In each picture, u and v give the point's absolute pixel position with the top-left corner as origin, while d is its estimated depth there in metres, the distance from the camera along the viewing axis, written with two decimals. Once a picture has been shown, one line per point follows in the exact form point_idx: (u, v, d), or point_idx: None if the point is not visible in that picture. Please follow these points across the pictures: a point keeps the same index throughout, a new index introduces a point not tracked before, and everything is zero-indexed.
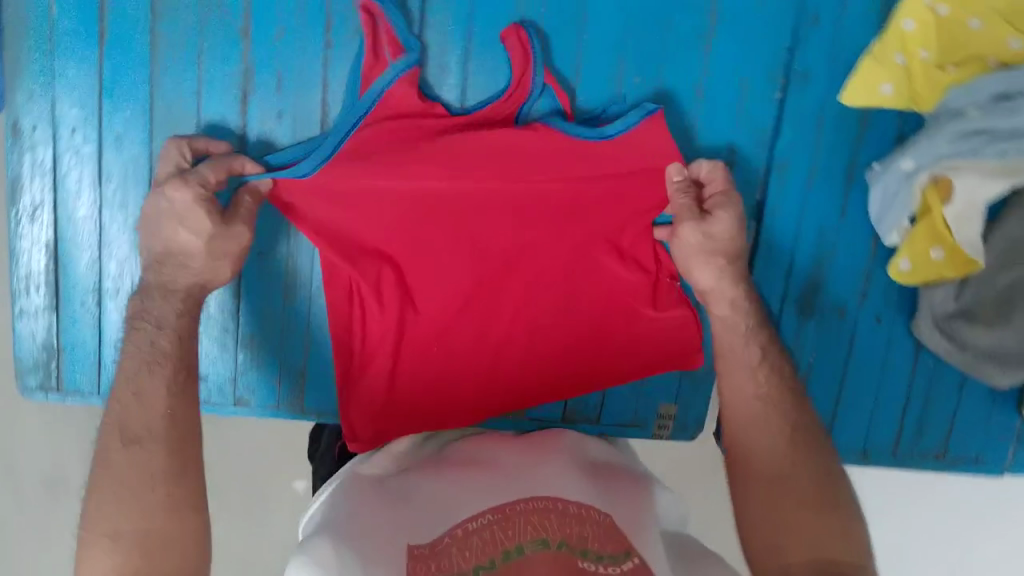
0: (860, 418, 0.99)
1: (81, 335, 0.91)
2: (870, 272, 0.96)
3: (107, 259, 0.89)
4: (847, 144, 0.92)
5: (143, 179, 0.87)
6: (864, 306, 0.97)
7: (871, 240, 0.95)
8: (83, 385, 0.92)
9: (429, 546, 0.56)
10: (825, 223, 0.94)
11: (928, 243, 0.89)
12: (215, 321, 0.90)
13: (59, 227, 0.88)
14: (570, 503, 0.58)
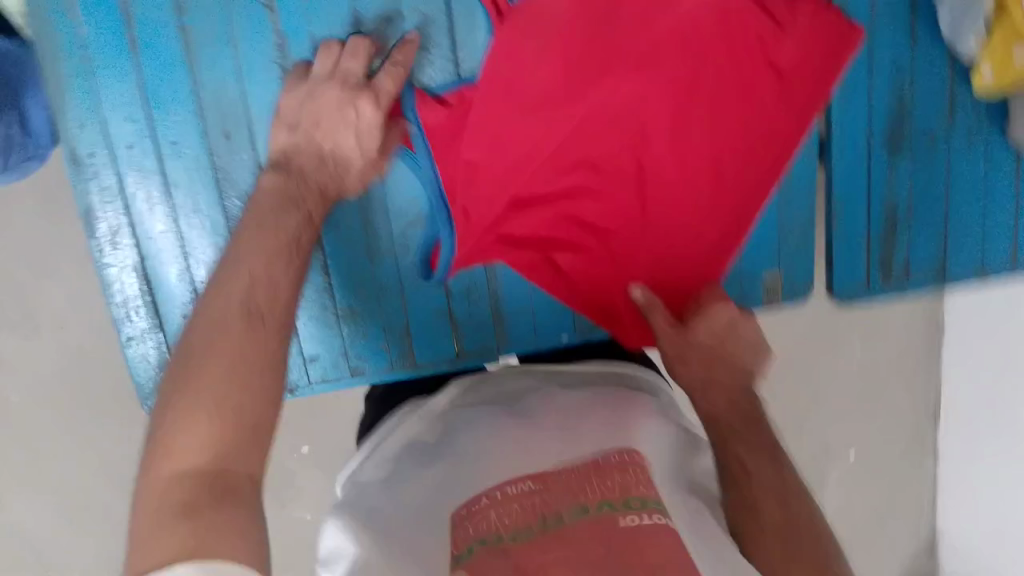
0: (972, 239, 0.92)
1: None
2: (953, 92, 0.88)
3: (194, 268, 0.88)
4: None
5: (210, 179, 0.85)
6: (954, 125, 0.88)
7: (948, 61, 0.86)
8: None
9: (468, 508, 0.55)
10: (898, 53, 0.86)
11: (1010, 42, 0.79)
12: (317, 301, 0.89)
13: (142, 247, 0.87)
14: (609, 454, 0.56)
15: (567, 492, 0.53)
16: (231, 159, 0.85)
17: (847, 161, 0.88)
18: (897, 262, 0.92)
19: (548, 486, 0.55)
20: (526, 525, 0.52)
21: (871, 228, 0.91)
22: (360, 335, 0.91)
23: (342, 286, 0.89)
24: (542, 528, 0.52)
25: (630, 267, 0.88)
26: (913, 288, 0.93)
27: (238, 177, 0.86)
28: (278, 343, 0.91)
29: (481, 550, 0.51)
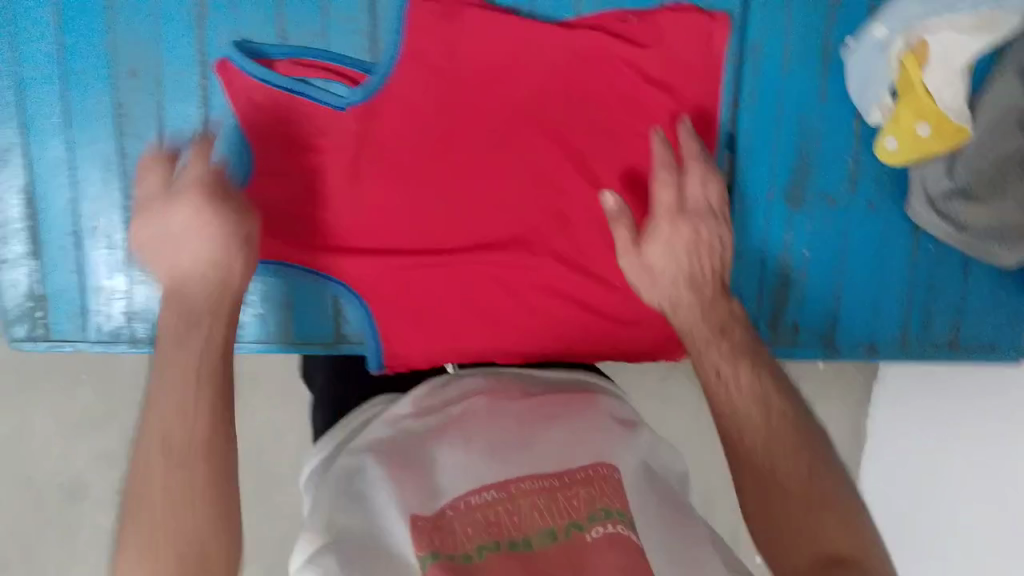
0: (863, 313, 0.80)
1: (65, 279, 0.73)
2: (858, 158, 0.78)
3: (83, 197, 0.72)
4: (820, 22, 0.75)
5: (107, 99, 0.71)
6: (856, 190, 0.78)
7: (854, 119, 0.77)
8: (70, 332, 0.73)
9: (432, 516, 0.46)
10: (807, 105, 0.77)
11: (913, 119, 0.70)
12: None
13: (35, 166, 0.71)
14: (575, 470, 0.48)
15: (534, 510, 0.46)
16: (134, 96, 0.71)
17: (748, 208, 0.78)
18: (785, 322, 0.79)
19: (512, 499, 0.47)
20: (492, 542, 0.45)
21: (763, 282, 0.79)
22: (253, 308, 0.74)
23: None
24: (511, 550, 0.45)
25: (532, 328, 0.73)
26: (801, 353, 0.80)
27: (141, 118, 0.71)
28: (143, 296, 0.73)
29: (441, 567, 0.43)
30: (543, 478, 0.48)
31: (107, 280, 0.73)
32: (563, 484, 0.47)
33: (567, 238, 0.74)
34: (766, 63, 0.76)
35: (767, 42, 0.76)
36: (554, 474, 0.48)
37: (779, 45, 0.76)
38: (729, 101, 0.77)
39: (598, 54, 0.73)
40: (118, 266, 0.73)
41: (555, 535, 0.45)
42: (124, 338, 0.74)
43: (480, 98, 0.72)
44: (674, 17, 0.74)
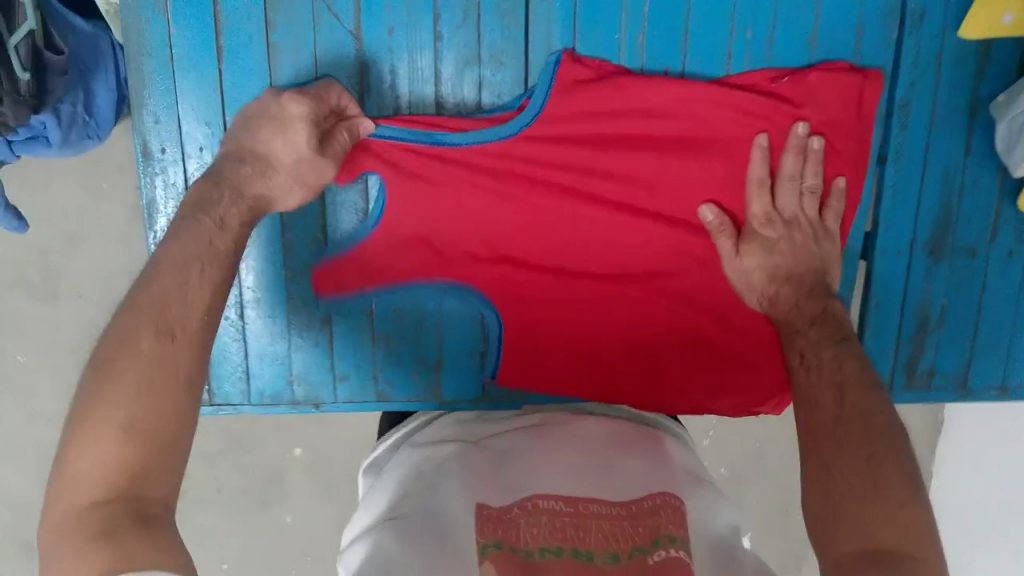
0: (998, 356, 0.82)
1: (225, 346, 0.78)
2: (999, 209, 0.79)
3: (246, 272, 0.76)
4: (968, 79, 0.77)
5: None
6: (995, 241, 0.80)
7: (997, 174, 0.79)
8: (233, 395, 0.79)
9: (498, 510, 0.50)
10: (955, 161, 0.78)
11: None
12: (352, 323, 0.77)
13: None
14: (643, 498, 0.51)
15: (601, 530, 0.49)
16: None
17: (889, 258, 0.80)
18: (921, 367, 0.82)
19: (583, 517, 0.50)
20: (555, 547, 0.48)
21: (903, 327, 0.81)
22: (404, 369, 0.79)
23: (379, 316, 0.77)
24: (573, 558, 0.47)
25: (668, 374, 0.77)
26: (934, 395, 0.83)
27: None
28: (302, 361, 0.78)
29: (498, 556, 0.47)
30: (612, 505, 0.51)
31: (269, 346, 0.78)
32: (632, 510, 0.50)
33: (707, 293, 0.76)
34: (912, 120, 0.77)
35: (914, 97, 0.76)
36: (624, 503, 0.51)
37: (925, 99, 0.77)
38: (878, 150, 0.78)
39: (757, 116, 0.74)
40: (279, 334, 0.78)
41: (618, 555, 0.47)
42: (285, 400, 0.79)
43: (635, 142, 0.75)
44: (833, 78, 0.74)
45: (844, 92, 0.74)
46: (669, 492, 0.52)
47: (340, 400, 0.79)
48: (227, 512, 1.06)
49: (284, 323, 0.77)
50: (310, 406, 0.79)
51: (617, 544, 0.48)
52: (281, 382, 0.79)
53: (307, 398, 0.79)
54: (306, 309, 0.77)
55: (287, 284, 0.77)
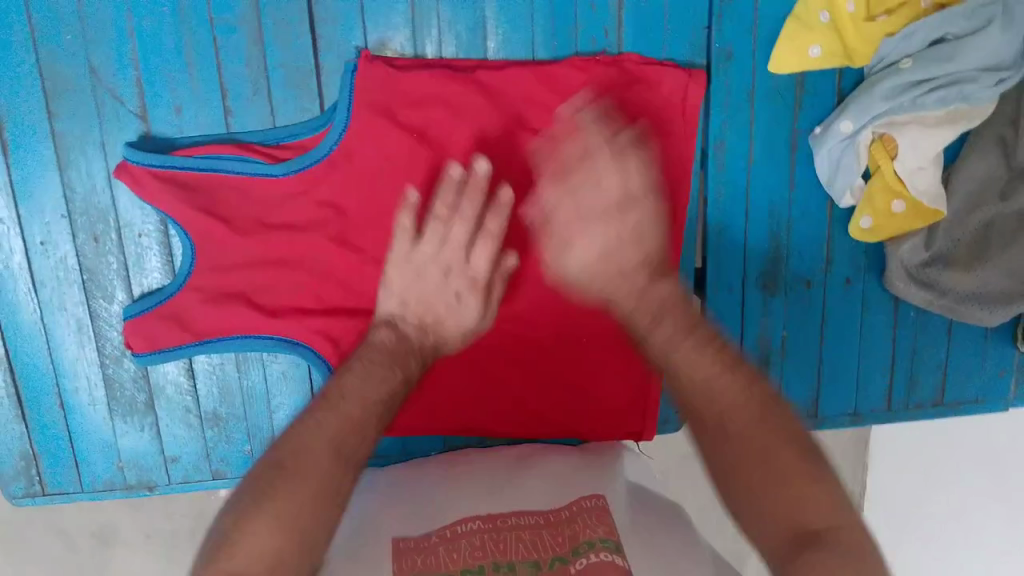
0: (845, 385, 0.79)
1: (52, 436, 0.71)
2: (830, 237, 0.75)
3: (61, 361, 0.69)
4: (785, 112, 0.71)
5: (70, 261, 0.67)
6: (833, 268, 0.75)
7: (827, 204, 0.74)
8: (66, 484, 0.72)
9: (416, 541, 0.61)
10: (779, 195, 0.72)
11: (888, 196, 0.71)
12: (179, 403, 0.71)
13: (9, 337, 0.68)
14: (564, 508, 0.64)
15: (523, 542, 0.60)
16: (97, 259, 0.67)
17: (724, 298, 0.74)
18: None
19: (499, 531, 0.62)
20: (475, 565, 0.58)
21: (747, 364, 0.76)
22: (236, 444, 0.72)
23: (204, 393, 0.71)
24: (497, 567, 0.58)
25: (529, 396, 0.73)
26: None
27: (106, 277, 0.68)
28: (130, 444, 0.71)
29: None
30: (535, 516, 0.63)
31: (94, 435, 0.71)
32: (555, 522, 0.62)
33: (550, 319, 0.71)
34: (735, 149, 0.71)
35: (756, 91, 0.70)
36: (547, 512, 0.64)
37: (763, 112, 0.70)
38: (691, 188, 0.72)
39: None
40: (103, 421, 0.71)
41: (541, 562, 0.58)
42: (119, 485, 0.72)
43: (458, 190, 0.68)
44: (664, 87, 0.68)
45: (671, 102, 0.68)
46: (584, 501, 0.64)
47: (174, 482, 0.72)
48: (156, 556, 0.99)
49: (105, 409, 0.71)
50: (143, 489, 0.72)
51: (538, 549, 0.59)
52: (112, 468, 0.72)
53: (140, 482, 0.72)
54: (126, 394, 0.70)
55: (106, 371, 0.70)
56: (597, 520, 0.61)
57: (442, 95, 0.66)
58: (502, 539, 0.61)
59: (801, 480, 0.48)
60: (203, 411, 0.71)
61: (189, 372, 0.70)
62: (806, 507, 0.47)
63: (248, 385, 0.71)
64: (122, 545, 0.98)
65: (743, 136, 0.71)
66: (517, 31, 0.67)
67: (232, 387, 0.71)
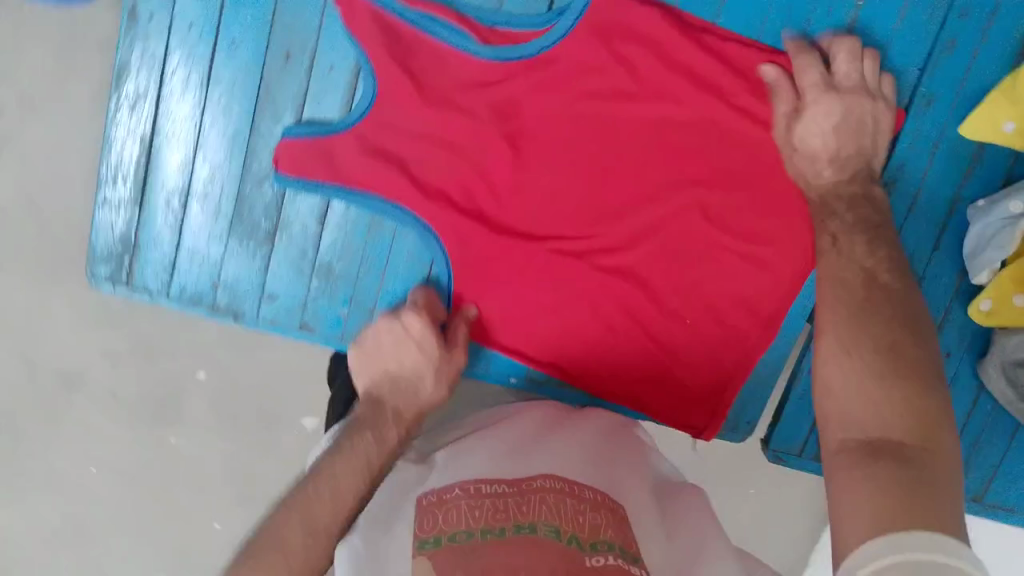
0: None
1: (155, 233, 0.92)
2: (950, 307, 0.93)
3: (200, 163, 0.91)
4: (956, 173, 0.90)
5: (250, 92, 0.90)
6: (942, 338, 0.94)
7: (957, 276, 0.93)
8: (151, 283, 0.93)
9: (440, 497, 0.65)
10: (925, 246, 0.92)
11: (1013, 288, 0.87)
12: (296, 243, 0.92)
13: (158, 121, 0.91)
14: (584, 489, 0.64)
15: (540, 504, 0.62)
16: (280, 80, 0.89)
17: None
18: None
19: (521, 493, 0.63)
20: (494, 527, 0.59)
21: None
22: (330, 297, 0.92)
23: (324, 245, 0.92)
24: (511, 528, 0.59)
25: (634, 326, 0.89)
26: None
27: (279, 100, 0.90)
28: (235, 264, 0.92)
29: (438, 543, 0.59)
30: (558, 482, 0.65)
31: (203, 246, 0.92)
32: (574, 494, 0.63)
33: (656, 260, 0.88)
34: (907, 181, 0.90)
35: (943, 143, 0.89)
36: (568, 482, 0.65)
37: (923, 165, 0.90)
38: None
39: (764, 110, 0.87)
40: (222, 239, 0.92)
41: (558, 529, 0.59)
42: (208, 302, 0.93)
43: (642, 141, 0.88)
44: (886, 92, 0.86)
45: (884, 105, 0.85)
46: (599, 492, 0.65)
47: (258, 315, 0.93)
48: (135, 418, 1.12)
49: (224, 226, 0.92)
50: (229, 312, 0.93)
51: (557, 517, 0.60)
52: (208, 286, 0.93)
53: (229, 305, 0.93)
54: (251, 218, 0.92)
55: (242, 189, 0.91)
56: (614, 520, 0.62)
57: (663, 39, 0.87)
58: (522, 501, 0.62)
59: (918, 479, 0.55)
60: (314, 258, 0.92)
61: (317, 218, 0.91)
62: (925, 408, 0.59)
63: (366, 245, 0.91)
64: (80, 398, 1.11)
65: (912, 182, 0.90)
66: (747, 11, 0.87)
67: (352, 246, 0.92)
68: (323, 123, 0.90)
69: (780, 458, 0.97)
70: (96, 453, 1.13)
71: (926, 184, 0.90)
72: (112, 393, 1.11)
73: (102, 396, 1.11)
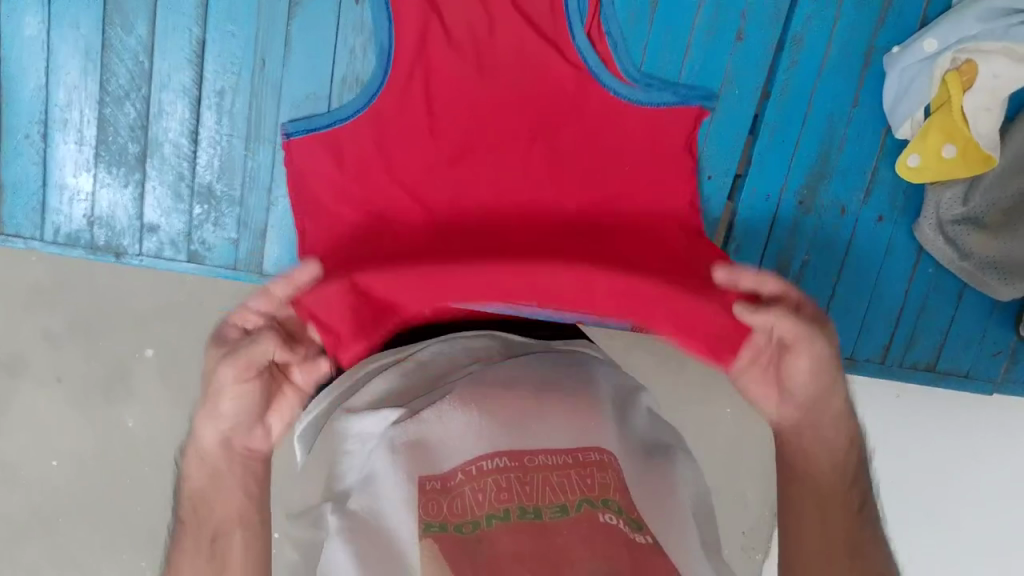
0: (855, 324, 0.96)
1: (19, 173, 0.85)
2: (877, 165, 0.93)
3: (54, 90, 0.83)
4: (869, 24, 0.88)
5: (95, 3, 0.81)
6: (870, 204, 0.94)
7: (880, 135, 0.92)
8: (25, 228, 0.86)
9: (442, 482, 0.57)
10: (841, 109, 0.91)
11: (940, 139, 0.86)
12: (171, 166, 0.87)
13: (2, 45, 0.81)
14: (586, 451, 0.59)
15: (549, 483, 0.56)
16: None
17: (759, 202, 0.93)
18: None
19: (525, 473, 0.57)
20: (500, 511, 0.54)
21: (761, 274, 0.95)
22: (221, 229, 0.89)
23: (203, 163, 0.87)
24: (520, 516, 0.54)
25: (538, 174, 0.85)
26: None
27: (129, 9, 0.81)
28: (109, 196, 0.87)
29: (447, 533, 0.52)
30: (561, 455, 0.58)
31: (72, 178, 0.86)
32: (581, 461, 0.58)
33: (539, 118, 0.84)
34: (808, 48, 0.89)
35: None
36: (570, 450, 0.59)
37: (827, 18, 0.88)
38: (761, 76, 0.89)
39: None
40: (91, 170, 0.86)
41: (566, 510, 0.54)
42: (83, 242, 0.87)
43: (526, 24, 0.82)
44: None
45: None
46: (603, 450, 0.60)
47: (141, 251, 0.88)
48: (91, 392, 1.06)
49: (93, 153, 0.85)
50: (110, 252, 0.88)
51: (564, 494, 0.55)
52: (83, 225, 0.87)
53: (109, 245, 0.88)
54: (119, 141, 0.85)
55: (103, 110, 0.84)
56: (623, 486, 0.57)
57: None
58: (522, 480, 0.57)
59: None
60: (193, 180, 0.87)
61: (190, 136, 0.86)
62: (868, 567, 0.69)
63: (256, 175, 0.88)
64: (25, 385, 1.04)
65: (823, 36, 0.88)
66: None
67: (234, 165, 0.87)
68: (186, 27, 0.83)
69: None
70: (57, 442, 1.06)
71: (833, 44, 0.89)
72: (56, 377, 1.05)
73: (51, 380, 1.05)
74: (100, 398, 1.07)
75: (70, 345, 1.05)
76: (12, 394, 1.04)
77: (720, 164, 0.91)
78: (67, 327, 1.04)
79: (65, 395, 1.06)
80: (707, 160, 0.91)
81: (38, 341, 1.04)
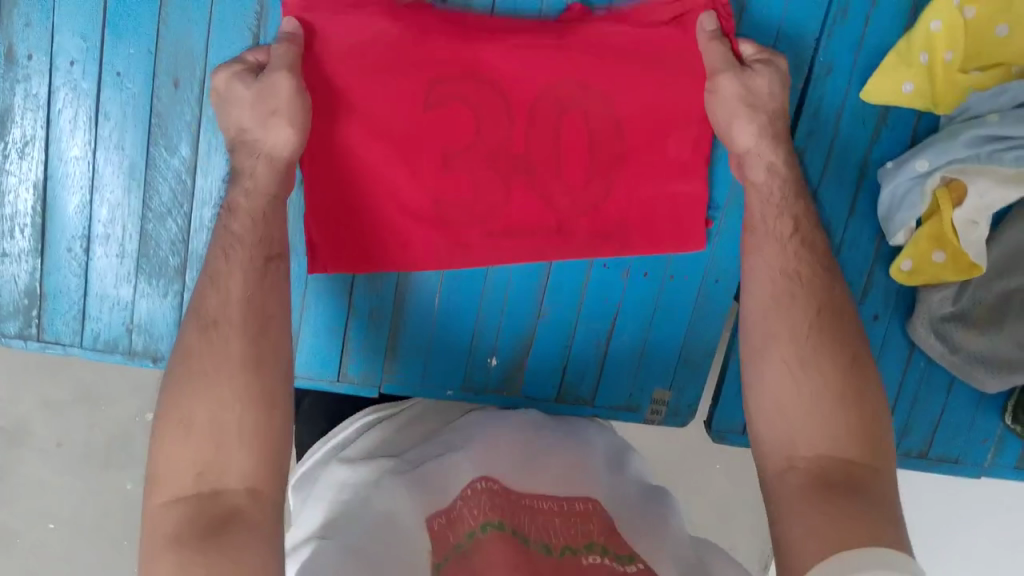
0: None
1: (62, 283, 0.90)
2: (871, 270, 0.97)
3: (97, 207, 0.89)
4: (865, 137, 0.93)
5: (141, 126, 0.88)
6: (866, 304, 0.97)
7: (875, 240, 0.96)
8: (64, 335, 0.91)
9: (446, 515, 0.64)
10: (840, 215, 0.95)
11: (930, 245, 0.91)
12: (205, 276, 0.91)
13: (50, 165, 0.88)
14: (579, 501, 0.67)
15: (544, 513, 0.65)
16: (170, 108, 0.87)
17: None
18: None
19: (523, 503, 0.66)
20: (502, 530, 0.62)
21: None
22: None
23: None
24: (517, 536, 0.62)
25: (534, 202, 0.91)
26: None
27: (172, 130, 0.88)
28: (146, 305, 0.91)
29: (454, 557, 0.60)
30: (556, 501, 0.67)
31: (112, 289, 0.91)
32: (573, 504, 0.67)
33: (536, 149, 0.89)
34: (809, 158, 0.94)
35: (845, 108, 0.92)
36: (563, 498, 0.67)
37: (828, 129, 0.93)
38: None
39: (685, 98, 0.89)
40: (130, 282, 0.91)
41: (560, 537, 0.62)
42: (119, 349, 0.92)
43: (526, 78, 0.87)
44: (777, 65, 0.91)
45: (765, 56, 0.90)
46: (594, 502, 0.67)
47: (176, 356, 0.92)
48: (92, 458, 1.09)
49: (132, 265, 0.90)
50: (146, 358, 0.92)
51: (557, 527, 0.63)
52: (119, 331, 0.92)
53: (145, 350, 0.92)
54: (158, 254, 0.90)
55: (144, 225, 0.89)
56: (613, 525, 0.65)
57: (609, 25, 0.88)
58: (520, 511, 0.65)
59: None
60: None
61: None
62: None
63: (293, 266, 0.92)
64: (27, 452, 1.08)
65: (823, 147, 0.93)
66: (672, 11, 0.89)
67: None
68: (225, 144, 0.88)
69: (724, 438, 1.00)
70: (57, 508, 1.09)
71: (833, 153, 0.94)
72: (58, 443, 1.08)
73: (53, 447, 1.08)
74: (100, 465, 1.09)
75: (73, 413, 1.08)
76: (15, 459, 1.08)
77: (723, 265, 0.95)
78: (72, 395, 1.08)
79: (66, 462, 1.09)
80: (708, 264, 0.95)
81: (41, 408, 1.07)
